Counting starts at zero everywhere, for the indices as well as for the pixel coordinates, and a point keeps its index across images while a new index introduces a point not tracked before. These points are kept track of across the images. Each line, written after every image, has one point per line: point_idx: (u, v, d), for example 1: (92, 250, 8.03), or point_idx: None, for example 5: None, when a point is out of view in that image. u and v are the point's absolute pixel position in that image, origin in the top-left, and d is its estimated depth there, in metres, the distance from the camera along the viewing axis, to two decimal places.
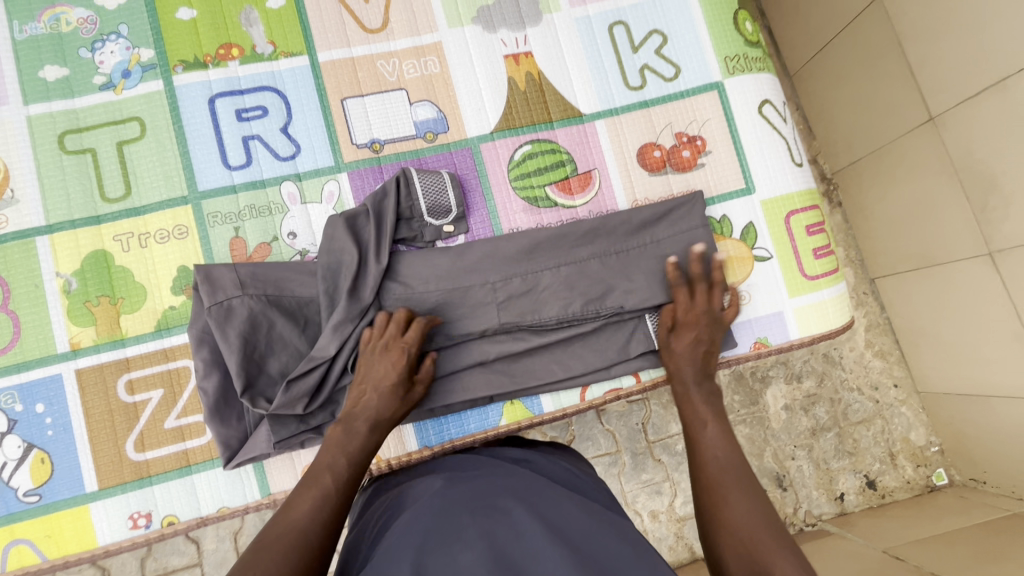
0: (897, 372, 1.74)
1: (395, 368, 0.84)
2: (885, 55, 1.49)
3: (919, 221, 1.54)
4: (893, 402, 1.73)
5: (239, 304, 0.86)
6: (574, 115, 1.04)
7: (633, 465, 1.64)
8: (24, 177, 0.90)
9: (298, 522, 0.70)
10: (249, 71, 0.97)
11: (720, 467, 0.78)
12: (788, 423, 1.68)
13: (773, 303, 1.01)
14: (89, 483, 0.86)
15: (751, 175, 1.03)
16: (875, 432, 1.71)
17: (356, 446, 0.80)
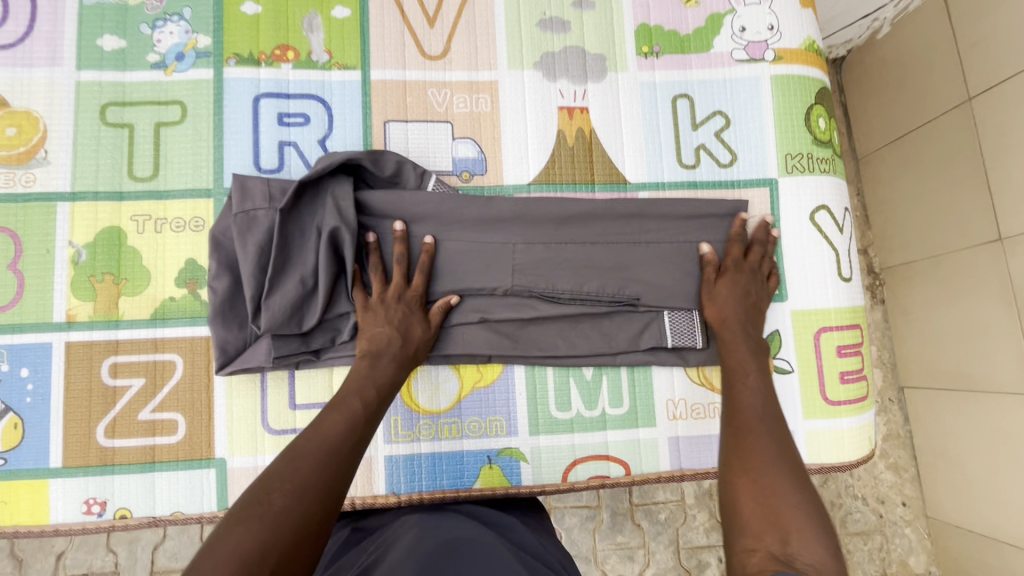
0: (909, 491, 1.61)
1: (412, 305, 0.87)
2: (962, 162, 1.39)
3: (963, 342, 1.44)
4: (898, 521, 1.61)
5: (257, 227, 0.85)
6: (618, 181, 0.99)
7: (609, 525, 1.57)
8: (61, 140, 0.90)
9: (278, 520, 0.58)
10: (300, 76, 0.95)
11: (751, 412, 0.78)
12: None
13: (784, 421, 0.94)
14: (53, 458, 0.85)
15: (788, 282, 0.96)
16: (873, 548, 1.59)
17: (382, 378, 0.81)
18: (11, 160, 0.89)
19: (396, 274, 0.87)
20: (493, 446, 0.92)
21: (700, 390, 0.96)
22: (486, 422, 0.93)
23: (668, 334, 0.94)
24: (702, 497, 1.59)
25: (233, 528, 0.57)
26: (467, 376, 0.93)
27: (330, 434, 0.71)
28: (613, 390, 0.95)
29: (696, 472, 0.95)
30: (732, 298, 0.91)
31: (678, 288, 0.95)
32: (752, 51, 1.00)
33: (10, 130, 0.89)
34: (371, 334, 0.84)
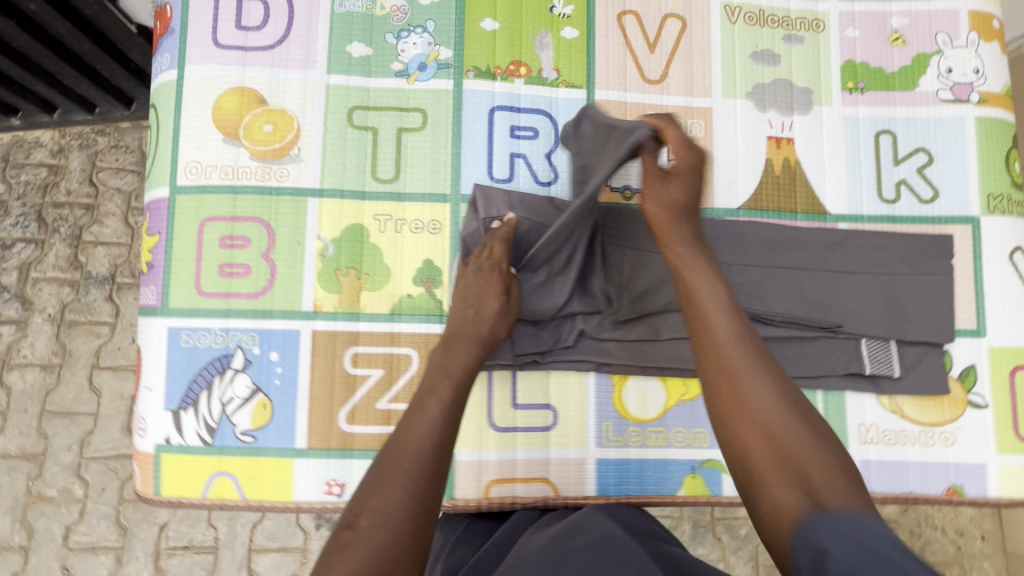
0: (987, 525, 1.76)
1: (486, 271, 0.87)
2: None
3: None
4: (976, 554, 1.75)
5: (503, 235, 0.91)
6: (820, 211, 1.03)
7: (692, 535, 1.60)
8: (311, 139, 0.96)
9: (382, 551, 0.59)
10: (530, 91, 1.00)
11: (717, 303, 0.73)
12: None
13: (977, 454, 0.98)
14: (299, 438, 0.90)
15: (985, 318, 1.01)
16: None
17: (459, 365, 0.78)
18: (267, 155, 0.95)
19: (491, 245, 0.89)
20: (697, 456, 0.97)
21: (892, 417, 1.00)
22: (691, 433, 0.97)
23: (866, 360, 0.98)
24: None
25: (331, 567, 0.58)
26: (674, 388, 0.97)
27: (397, 480, 0.64)
28: None
29: (886, 496, 0.98)
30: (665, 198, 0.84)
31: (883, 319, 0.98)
32: (957, 92, 1.05)
33: (268, 126, 0.95)
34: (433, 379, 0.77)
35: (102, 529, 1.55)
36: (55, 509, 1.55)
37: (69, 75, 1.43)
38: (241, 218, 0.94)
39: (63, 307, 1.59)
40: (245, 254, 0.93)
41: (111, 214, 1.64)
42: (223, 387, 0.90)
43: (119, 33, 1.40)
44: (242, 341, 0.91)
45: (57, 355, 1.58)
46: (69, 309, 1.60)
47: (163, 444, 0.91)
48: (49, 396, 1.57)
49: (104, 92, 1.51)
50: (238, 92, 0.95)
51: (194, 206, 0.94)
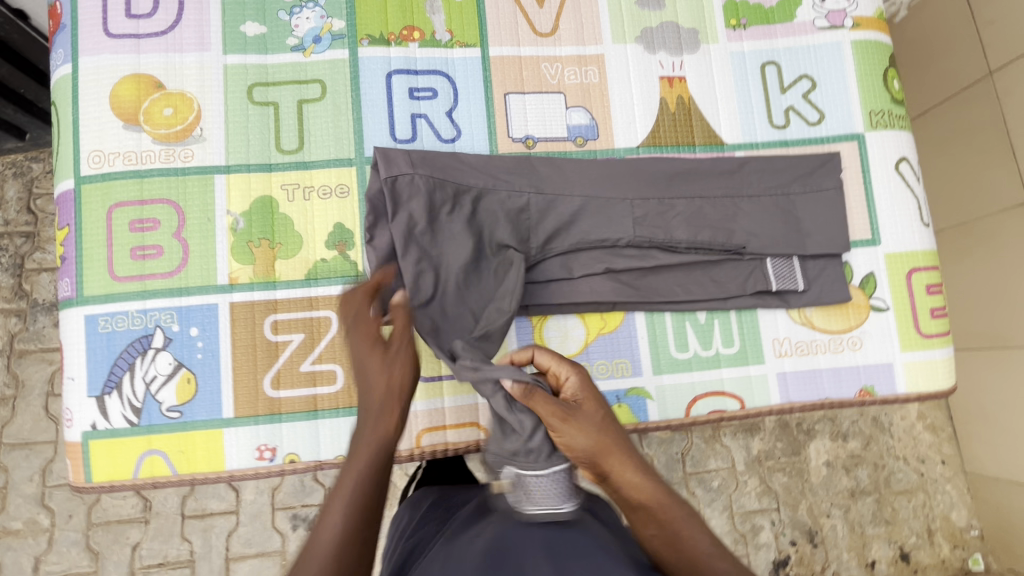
0: (946, 450, 1.83)
1: (358, 306, 0.81)
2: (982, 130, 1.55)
3: (1000, 301, 1.59)
4: (938, 478, 1.82)
5: (406, 191, 0.92)
6: (717, 142, 1.08)
7: None
8: (213, 118, 0.98)
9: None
10: (426, 54, 1.03)
11: (621, 454, 0.73)
12: (827, 479, 1.79)
13: (883, 354, 1.04)
14: (226, 409, 0.91)
15: (878, 226, 1.06)
16: (917, 505, 1.80)
17: (386, 386, 0.74)
18: (170, 137, 0.96)
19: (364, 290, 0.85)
20: (621, 386, 1.00)
21: (802, 329, 1.05)
22: (613, 363, 1.00)
23: (772, 278, 1.03)
24: (753, 463, 1.76)
25: None
26: (592, 323, 1.01)
27: (339, 505, 0.67)
28: (725, 331, 1.03)
29: (803, 404, 1.04)
30: (588, 432, 0.73)
31: (785, 238, 1.03)
32: (832, 19, 1.11)
33: (167, 110, 0.96)
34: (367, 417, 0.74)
35: (72, 555, 1.57)
36: (22, 542, 1.57)
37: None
38: (149, 201, 0.95)
39: (11, 337, 1.62)
40: (156, 235, 0.94)
41: (52, 240, 1.68)
42: (145, 367, 0.91)
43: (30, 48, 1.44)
44: (160, 320, 0.92)
45: (10, 387, 1.60)
46: (18, 339, 1.62)
47: (90, 430, 0.91)
48: (6, 428, 1.59)
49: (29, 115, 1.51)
50: (135, 79, 0.97)
51: (99, 194, 0.95)
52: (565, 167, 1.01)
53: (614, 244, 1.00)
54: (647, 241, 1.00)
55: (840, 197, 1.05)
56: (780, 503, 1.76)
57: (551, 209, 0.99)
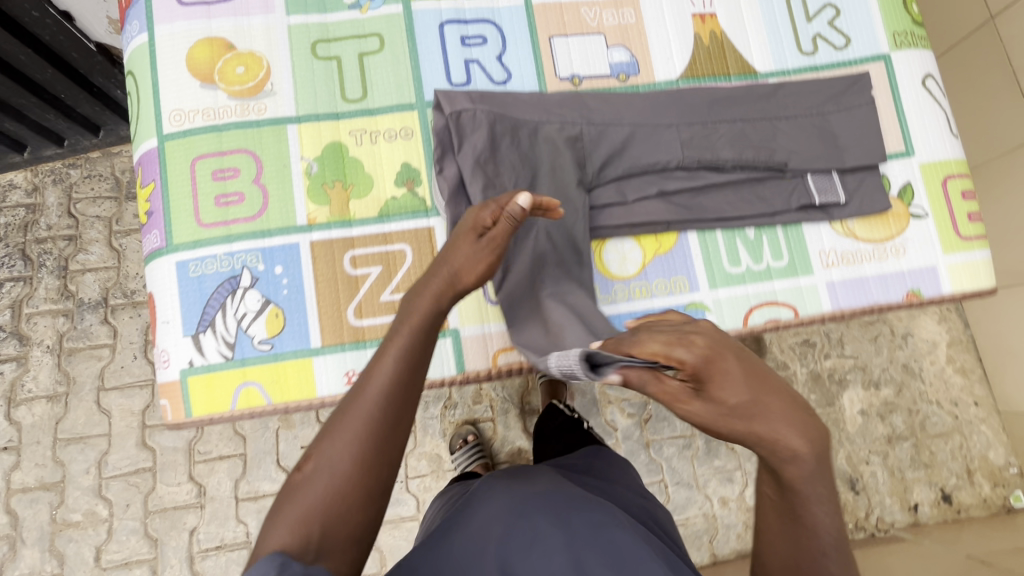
0: (978, 391, 1.87)
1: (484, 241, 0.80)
2: (990, 75, 1.62)
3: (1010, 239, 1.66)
4: (973, 420, 1.85)
5: (469, 125, 0.99)
6: (751, 71, 1.14)
7: (705, 451, 1.67)
8: (281, 74, 1.04)
9: (358, 413, 0.67)
10: (473, 5, 1.10)
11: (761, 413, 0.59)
12: (864, 428, 1.82)
13: (926, 258, 1.09)
14: (314, 339, 0.97)
15: (911, 139, 1.12)
16: (954, 447, 1.83)
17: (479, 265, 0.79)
18: (243, 93, 1.03)
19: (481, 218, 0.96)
20: (680, 302, 1.05)
21: (847, 240, 1.10)
22: (671, 281, 1.06)
23: (814, 192, 1.08)
24: None
25: (333, 439, 0.65)
26: (649, 245, 1.07)
27: (389, 361, 0.70)
28: (774, 246, 1.09)
29: (853, 311, 1.09)
30: (732, 396, 0.59)
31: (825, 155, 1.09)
32: None
33: (240, 68, 1.03)
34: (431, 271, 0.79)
35: (132, 544, 1.59)
36: (81, 534, 1.59)
37: (32, 105, 1.51)
38: (228, 152, 1.01)
39: (60, 336, 1.67)
40: (237, 183, 1.01)
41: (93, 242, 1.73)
42: (235, 305, 0.97)
43: (81, 59, 1.49)
44: (247, 261, 0.98)
45: (62, 384, 1.65)
46: (67, 337, 1.68)
47: (187, 368, 0.97)
48: (59, 424, 1.64)
49: (69, 121, 1.59)
50: (208, 41, 1.04)
51: (182, 149, 1.01)
52: (613, 100, 1.08)
53: (664, 169, 1.06)
54: (695, 164, 1.06)
55: (874, 112, 1.10)
56: None
57: (604, 138, 1.05)
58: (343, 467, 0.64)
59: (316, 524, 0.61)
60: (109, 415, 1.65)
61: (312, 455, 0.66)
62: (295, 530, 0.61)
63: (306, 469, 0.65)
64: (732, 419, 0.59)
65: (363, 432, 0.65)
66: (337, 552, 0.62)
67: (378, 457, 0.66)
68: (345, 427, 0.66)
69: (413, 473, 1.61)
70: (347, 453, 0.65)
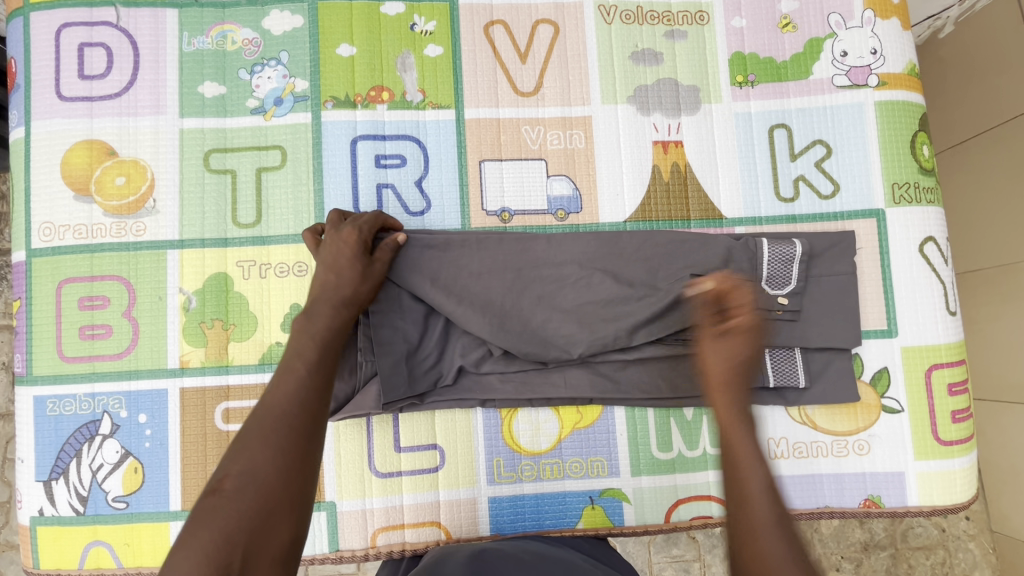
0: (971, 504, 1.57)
1: (349, 245, 0.81)
2: (1015, 178, 1.31)
3: None
4: (961, 536, 1.55)
5: None
6: (715, 217, 0.97)
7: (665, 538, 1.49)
8: (167, 188, 0.92)
9: (269, 411, 0.59)
10: (395, 117, 0.95)
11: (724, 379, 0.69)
12: (839, 531, 1.55)
13: (894, 461, 0.93)
14: (173, 501, 0.87)
15: (895, 317, 0.94)
16: (935, 563, 1.55)
17: (346, 270, 0.79)
18: (122, 209, 0.91)
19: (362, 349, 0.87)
20: (595, 487, 0.92)
21: (802, 429, 0.94)
22: (588, 462, 0.92)
23: (769, 373, 0.92)
24: None
25: (230, 464, 0.55)
26: (567, 417, 0.93)
27: (294, 379, 0.63)
28: (714, 429, 0.94)
29: (799, 512, 0.94)
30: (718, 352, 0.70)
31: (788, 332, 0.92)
32: (854, 76, 0.98)
33: (120, 179, 0.91)
34: (314, 276, 0.78)
35: None
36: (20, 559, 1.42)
37: None
38: (99, 277, 0.90)
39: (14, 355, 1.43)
40: (105, 314, 0.90)
41: None
42: (91, 455, 0.88)
43: None
44: (108, 405, 0.88)
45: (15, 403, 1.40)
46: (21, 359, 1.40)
47: (38, 516, 0.88)
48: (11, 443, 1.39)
49: None
50: (87, 145, 0.92)
51: (49, 268, 0.90)
52: (542, 244, 0.92)
53: None
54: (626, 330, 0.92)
55: (852, 285, 0.93)
56: None
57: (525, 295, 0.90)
58: (267, 475, 0.55)
59: (238, 543, 0.51)
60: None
61: (224, 478, 0.54)
62: (212, 561, 0.49)
63: (224, 488, 0.53)
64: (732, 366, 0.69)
65: (278, 429, 0.58)
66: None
67: (299, 446, 0.58)
68: (256, 454, 0.56)
69: None
70: (265, 459, 0.56)
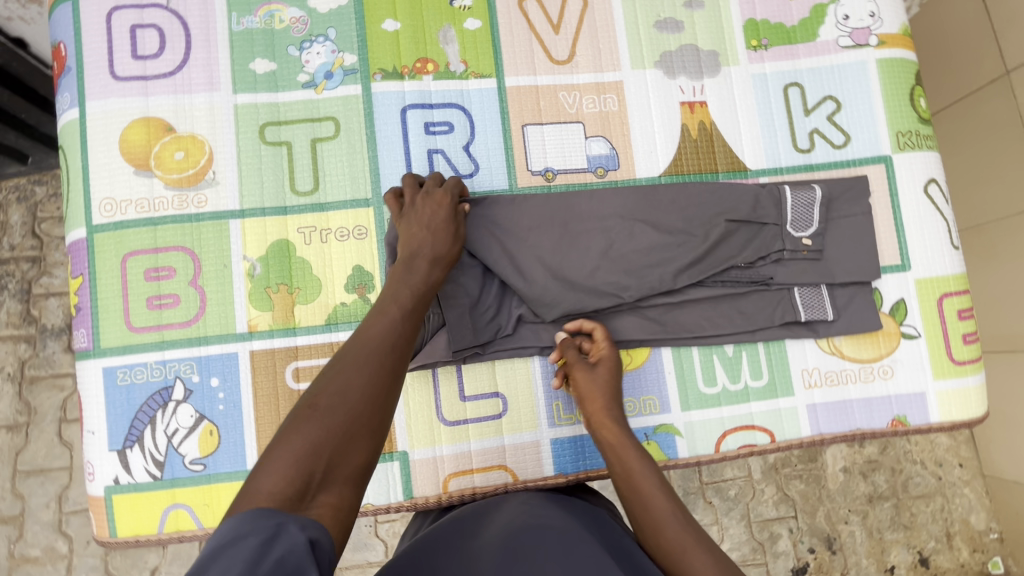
0: (964, 452, 1.67)
1: (441, 207, 0.88)
2: (991, 140, 1.44)
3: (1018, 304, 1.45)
4: (956, 482, 1.66)
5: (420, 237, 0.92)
6: (740, 169, 1.05)
7: None
8: (225, 161, 0.95)
9: (369, 343, 0.70)
10: (440, 86, 1.00)
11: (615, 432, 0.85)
12: (845, 485, 1.63)
13: (915, 382, 1.02)
14: (250, 460, 0.90)
15: (907, 251, 1.04)
16: (935, 509, 1.64)
17: (439, 231, 0.86)
18: (182, 182, 0.94)
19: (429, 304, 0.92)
20: (649, 423, 0.98)
21: (832, 359, 1.02)
22: (641, 401, 0.98)
23: (800, 308, 1.00)
24: (769, 472, 1.62)
25: (324, 386, 0.65)
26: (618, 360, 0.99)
27: (384, 321, 0.73)
28: (753, 364, 1.01)
29: (834, 436, 1.02)
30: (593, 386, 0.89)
31: (814, 270, 1.00)
32: (856, 37, 1.07)
33: (179, 154, 0.94)
34: (408, 234, 0.85)
35: None
36: (43, 569, 1.39)
37: None
38: (163, 248, 0.93)
39: (21, 363, 1.42)
40: (171, 284, 0.92)
41: (61, 263, 1.46)
42: (166, 420, 0.90)
43: (36, 78, 1.30)
44: (180, 371, 0.91)
45: (22, 414, 1.41)
46: (29, 365, 1.43)
47: (113, 485, 0.90)
48: (20, 455, 1.40)
49: (33, 142, 1.34)
50: (144, 122, 0.94)
51: (112, 243, 0.92)
52: (587, 197, 0.98)
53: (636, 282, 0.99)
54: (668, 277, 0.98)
55: (868, 223, 1.02)
56: (796, 511, 1.61)
57: (574, 246, 0.96)
58: (353, 401, 0.64)
59: (324, 455, 0.59)
60: (72, 447, 1.42)
61: (318, 394, 0.64)
62: (302, 462, 0.58)
63: (320, 404, 0.63)
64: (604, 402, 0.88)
65: (374, 360, 0.68)
66: (339, 487, 0.60)
67: (386, 380, 0.68)
68: (345, 379, 0.65)
69: (383, 516, 1.39)
70: (359, 382, 0.66)
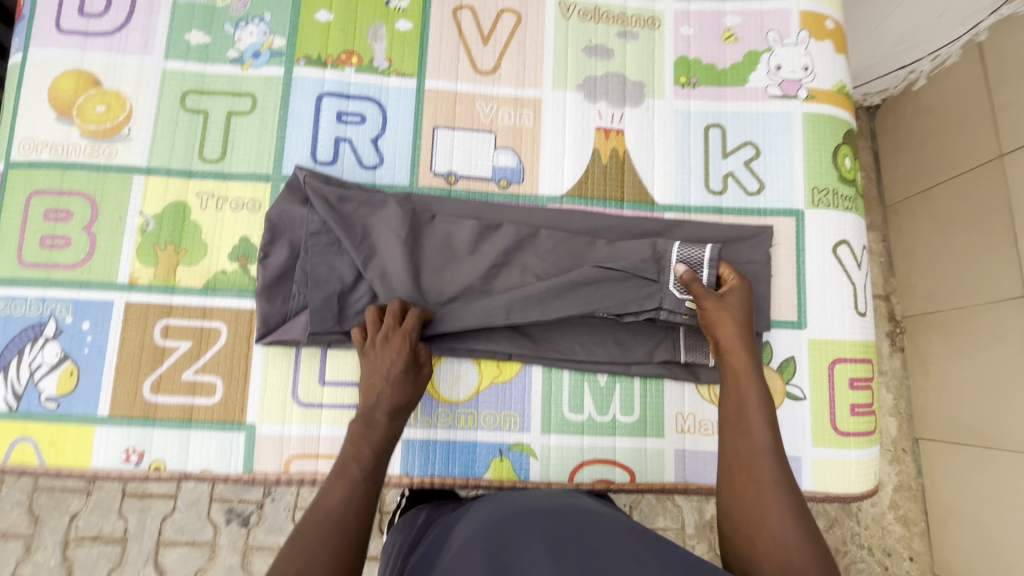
0: (917, 546, 1.49)
1: (400, 355, 0.86)
2: (975, 220, 1.37)
3: (985, 395, 1.35)
4: None
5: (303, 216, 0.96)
6: (647, 201, 1.04)
7: None
8: (142, 120, 1.00)
9: (327, 517, 0.70)
10: (360, 79, 1.03)
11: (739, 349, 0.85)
12: None
13: (792, 446, 0.97)
14: (102, 406, 0.92)
15: (805, 309, 1.00)
16: None
17: (388, 405, 0.84)
18: (98, 134, 0.99)
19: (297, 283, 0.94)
20: (505, 440, 0.96)
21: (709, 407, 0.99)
22: (502, 416, 0.97)
23: (682, 349, 0.97)
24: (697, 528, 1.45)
25: (285, 565, 0.63)
26: (487, 370, 0.98)
27: (341, 484, 0.74)
28: (625, 398, 0.99)
29: (699, 486, 0.97)
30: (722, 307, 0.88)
31: None
32: (786, 88, 1.06)
33: (100, 107, 0.99)
34: (369, 386, 0.85)
35: None
36: None
37: None
38: (68, 192, 0.97)
39: None
40: (67, 227, 0.96)
41: None
42: (33, 354, 0.93)
43: None
44: (56, 310, 0.94)
45: None
46: None
47: None
48: None
49: None
50: (76, 74, 1.00)
51: (22, 180, 0.97)
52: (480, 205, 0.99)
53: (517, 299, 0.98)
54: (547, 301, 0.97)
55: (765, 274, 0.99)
56: None
57: (458, 249, 0.97)
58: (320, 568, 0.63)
59: None
60: None
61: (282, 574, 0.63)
62: None
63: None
64: (738, 329, 0.87)
65: (331, 533, 0.68)
66: None
67: (354, 549, 0.67)
68: (308, 550, 0.65)
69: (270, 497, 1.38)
70: (323, 557, 0.65)
